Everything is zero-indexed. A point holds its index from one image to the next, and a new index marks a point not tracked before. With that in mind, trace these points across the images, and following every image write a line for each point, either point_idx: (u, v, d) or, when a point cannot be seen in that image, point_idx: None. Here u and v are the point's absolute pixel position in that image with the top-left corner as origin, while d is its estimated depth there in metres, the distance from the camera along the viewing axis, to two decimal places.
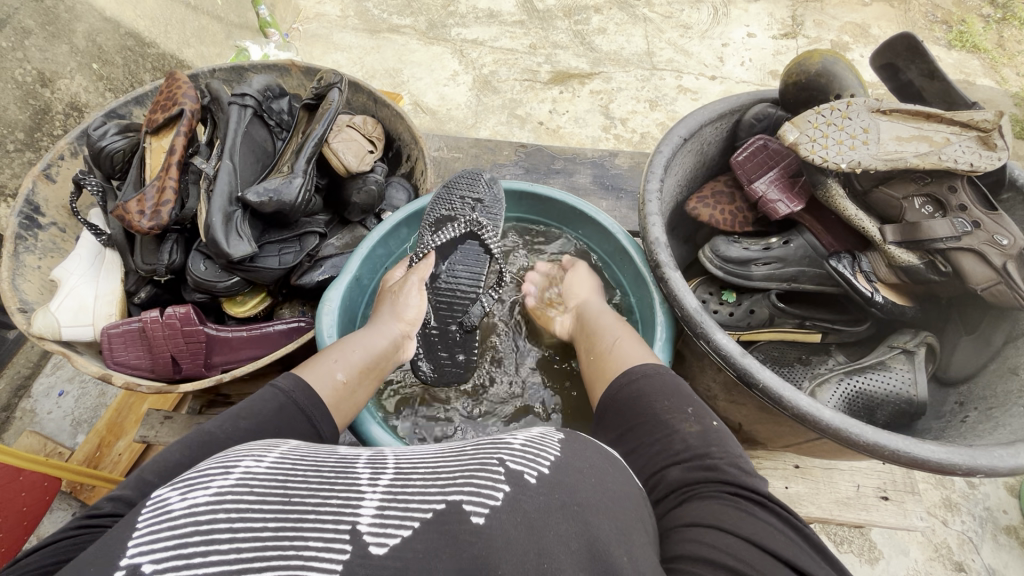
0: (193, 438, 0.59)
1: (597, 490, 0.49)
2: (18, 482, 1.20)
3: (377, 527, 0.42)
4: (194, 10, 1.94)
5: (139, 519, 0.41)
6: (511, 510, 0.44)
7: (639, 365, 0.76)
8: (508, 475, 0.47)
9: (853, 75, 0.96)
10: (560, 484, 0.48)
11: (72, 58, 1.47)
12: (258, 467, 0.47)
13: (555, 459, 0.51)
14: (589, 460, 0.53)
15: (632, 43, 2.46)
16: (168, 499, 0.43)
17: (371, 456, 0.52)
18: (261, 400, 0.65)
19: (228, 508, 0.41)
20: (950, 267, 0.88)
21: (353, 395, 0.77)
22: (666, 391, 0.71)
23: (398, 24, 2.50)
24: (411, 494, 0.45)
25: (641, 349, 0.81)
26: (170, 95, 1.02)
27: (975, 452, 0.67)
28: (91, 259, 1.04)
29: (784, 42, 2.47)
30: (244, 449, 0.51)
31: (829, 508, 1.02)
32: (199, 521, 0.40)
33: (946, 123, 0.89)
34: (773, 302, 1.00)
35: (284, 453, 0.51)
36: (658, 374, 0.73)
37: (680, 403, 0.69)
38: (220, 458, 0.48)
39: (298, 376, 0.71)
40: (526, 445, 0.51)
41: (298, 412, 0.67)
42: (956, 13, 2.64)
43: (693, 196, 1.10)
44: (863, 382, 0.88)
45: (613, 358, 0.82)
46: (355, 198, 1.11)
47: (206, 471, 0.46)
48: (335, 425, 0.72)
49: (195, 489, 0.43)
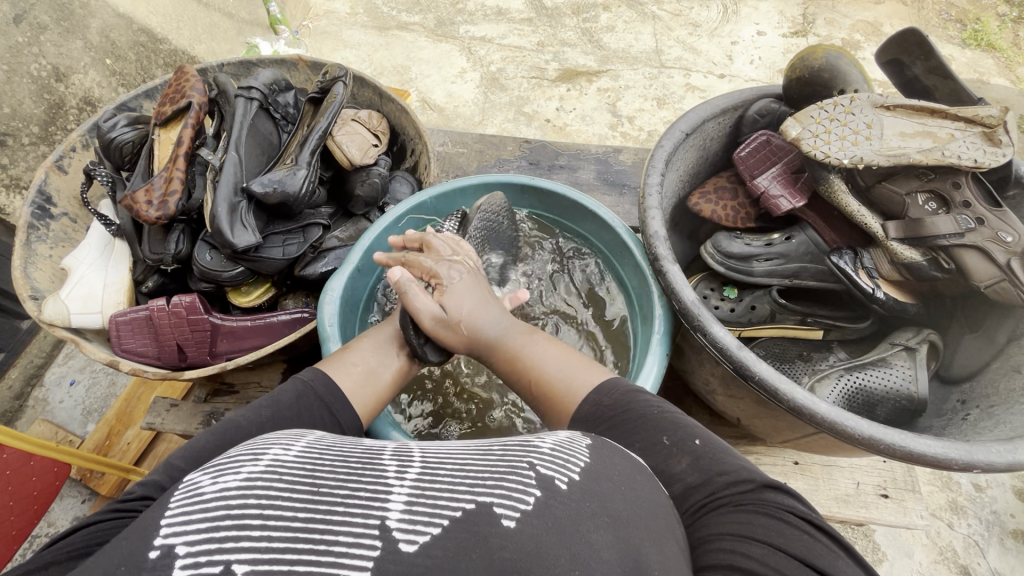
0: (219, 425, 0.61)
1: (623, 494, 0.49)
2: (28, 468, 1.19)
3: (406, 524, 0.41)
4: (206, 7, 1.97)
5: (172, 500, 0.43)
6: (543, 514, 0.44)
7: (600, 394, 0.68)
8: (539, 480, 0.46)
9: (858, 70, 0.96)
10: (590, 491, 0.47)
11: (86, 53, 1.50)
12: (286, 457, 0.47)
13: (586, 465, 0.50)
14: (617, 468, 0.52)
15: (640, 41, 2.46)
16: (200, 483, 0.44)
17: (396, 449, 0.52)
18: (282, 392, 0.67)
19: (259, 495, 0.42)
20: (953, 264, 0.87)
21: (375, 385, 0.76)
22: (634, 425, 0.63)
23: (406, 21, 2.52)
24: (441, 490, 0.45)
25: (585, 370, 0.73)
26: (178, 88, 1.04)
27: (973, 448, 0.67)
28: (101, 248, 1.06)
29: (794, 40, 2.45)
30: (273, 437, 0.52)
31: (828, 505, 1.02)
32: (231, 505, 0.41)
33: (950, 119, 0.88)
34: (775, 298, 0.99)
35: (311, 443, 0.51)
36: (620, 410, 0.65)
37: (655, 435, 0.62)
38: (249, 445, 0.49)
39: (317, 369, 0.73)
40: (555, 449, 0.51)
41: (316, 401, 0.68)
42: (970, 11, 2.61)
43: (695, 192, 1.10)
44: (863, 379, 0.88)
45: (560, 393, 0.71)
46: (359, 190, 1.12)
47: (238, 457, 0.47)
48: (358, 415, 0.72)
49: (226, 474, 0.44)
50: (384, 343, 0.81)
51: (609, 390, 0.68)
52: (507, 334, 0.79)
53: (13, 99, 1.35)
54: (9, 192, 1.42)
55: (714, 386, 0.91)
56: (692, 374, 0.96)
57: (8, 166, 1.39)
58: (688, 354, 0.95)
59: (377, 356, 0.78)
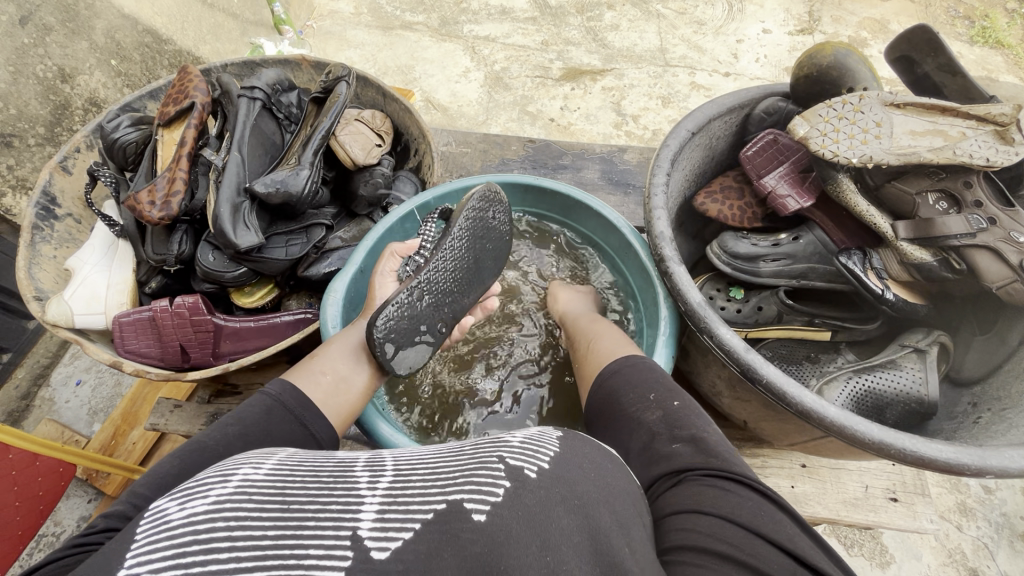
0: (186, 446, 0.60)
1: (597, 483, 0.48)
2: (34, 467, 1.20)
3: (378, 532, 0.41)
4: (211, 7, 1.97)
5: (138, 529, 0.42)
6: (512, 505, 0.43)
7: (616, 360, 0.77)
8: (509, 471, 0.46)
9: (867, 68, 0.95)
10: (560, 479, 0.46)
11: (92, 54, 1.50)
12: (256, 475, 0.47)
13: (555, 454, 0.49)
14: (588, 456, 0.51)
15: (645, 39, 2.44)
16: (167, 508, 0.43)
17: (370, 458, 0.51)
18: (249, 407, 0.67)
19: (227, 516, 0.41)
20: (965, 265, 0.85)
21: (346, 394, 0.77)
22: (635, 381, 0.70)
23: (410, 21, 2.51)
24: (412, 495, 0.44)
25: (618, 343, 0.82)
26: (182, 88, 1.04)
27: (986, 453, 0.66)
28: (104, 249, 1.06)
29: (801, 38, 2.43)
30: (243, 457, 0.51)
31: (836, 508, 1.00)
32: (198, 530, 0.40)
33: (961, 117, 0.86)
34: (783, 299, 0.98)
35: (282, 460, 0.51)
36: (631, 366, 0.73)
37: (644, 392, 0.68)
38: (218, 467, 0.49)
39: (285, 381, 0.73)
40: (525, 441, 0.50)
41: (285, 413, 0.68)
42: (979, 8, 2.58)
43: (701, 191, 1.09)
44: (873, 381, 0.87)
45: (592, 355, 0.83)
46: (362, 190, 1.12)
47: (205, 480, 0.46)
48: (330, 424, 0.73)
49: (194, 498, 0.44)
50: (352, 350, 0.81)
51: (625, 355, 0.76)
52: (591, 313, 0.98)
53: (19, 100, 1.36)
54: (15, 193, 1.43)
55: (720, 389, 0.90)
56: (697, 376, 0.95)
57: (14, 167, 1.40)
58: (694, 356, 0.94)
59: (347, 364, 0.79)
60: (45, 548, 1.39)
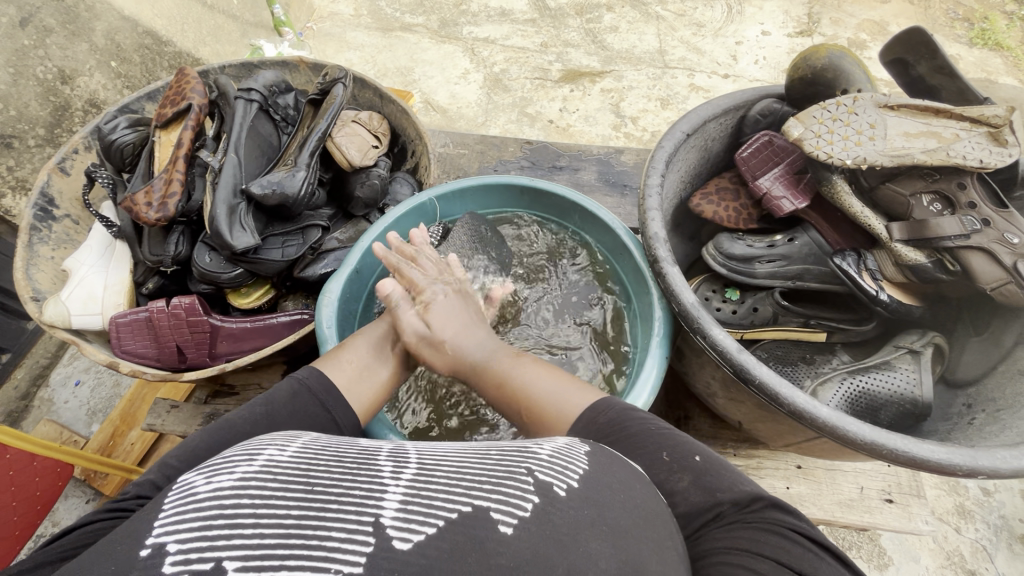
0: (216, 424, 0.62)
1: (622, 503, 0.48)
2: (32, 467, 1.21)
3: (400, 523, 0.41)
4: (211, 9, 1.98)
5: (167, 500, 0.43)
6: (539, 522, 0.43)
7: (588, 416, 0.65)
8: (537, 485, 0.46)
9: (861, 70, 0.95)
10: (590, 499, 0.47)
11: (91, 56, 1.51)
12: (280, 457, 0.47)
13: (584, 472, 0.50)
14: (617, 476, 0.51)
15: (644, 41, 2.45)
16: (194, 483, 0.44)
17: (392, 450, 0.51)
18: (277, 390, 0.68)
19: (253, 494, 0.42)
20: (959, 267, 0.85)
21: (371, 387, 0.76)
22: (635, 439, 0.61)
23: (410, 23, 2.52)
24: (436, 492, 0.44)
25: (576, 390, 0.69)
26: (179, 90, 1.04)
27: (977, 453, 0.66)
28: (102, 250, 1.07)
29: (799, 40, 2.43)
30: (268, 438, 0.52)
31: (831, 510, 1.00)
32: (224, 505, 0.41)
33: (955, 119, 0.87)
34: (777, 300, 0.99)
35: (306, 444, 0.51)
36: (625, 421, 0.63)
37: (654, 452, 0.60)
38: (245, 445, 0.50)
39: (313, 367, 0.74)
40: (554, 455, 0.51)
41: (312, 399, 0.68)
42: (978, 10, 2.58)
43: (696, 193, 1.09)
44: (867, 383, 0.87)
45: (549, 411, 0.68)
46: (359, 192, 1.12)
47: (233, 457, 0.47)
48: (353, 412, 0.72)
49: (221, 474, 0.44)
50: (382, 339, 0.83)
51: (606, 403, 0.66)
52: (492, 354, 0.79)
53: (19, 102, 1.36)
54: (15, 194, 1.43)
55: (715, 390, 0.90)
56: (692, 377, 0.96)
57: (14, 167, 1.40)
58: (688, 358, 0.94)
59: (371, 358, 0.79)
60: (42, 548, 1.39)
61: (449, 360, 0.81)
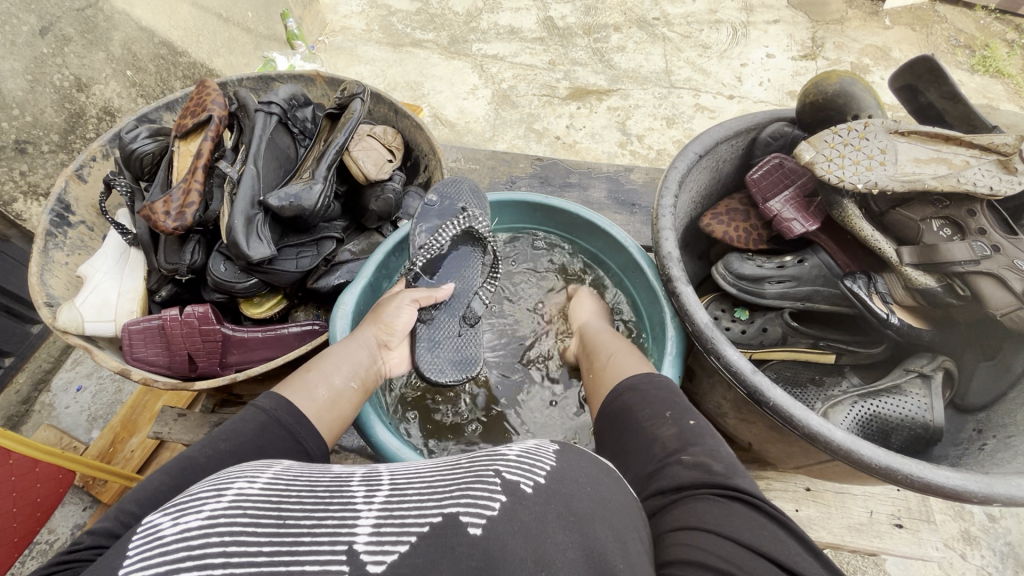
0: (173, 463, 0.57)
1: (593, 499, 0.48)
2: (34, 472, 1.20)
3: (373, 546, 0.41)
4: (227, 21, 2.00)
5: (131, 545, 0.41)
6: (509, 520, 0.43)
7: (629, 378, 0.75)
8: (505, 485, 0.46)
9: (871, 96, 0.97)
10: (557, 493, 0.47)
11: (108, 65, 1.53)
12: (250, 488, 0.46)
13: (551, 469, 0.50)
14: (585, 472, 0.51)
15: (651, 61, 2.49)
16: (160, 525, 0.42)
17: (366, 473, 0.51)
18: (241, 421, 0.64)
19: (223, 531, 0.41)
20: (969, 291, 0.86)
21: (338, 408, 0.76)
22: (652, 398, 0.69)
23: (420, 38, 2.56)
24: (408, 509, 0.44)
25: (636, 363, 0.81)
26: (200, 102, 1.06)
27: (992, 480, 0.66)
28: (116, 257, 1.08)
29: (803, 63, 2.47)
30: (237, 470, 0.50)
31: (840, 534, 1.00)
32: (191, 546, 0.39)
33: (965, 147, 0.88)
34: (788, 321, 0.99)
35: (277, 473, 0.50)
36: (648, 386, 0.72)
37: (684, 415, 0.66)
38: (212, 481, 0.48)
39: (277, 394, 0.70)
40: (522, 455, 0.51)
41: (281, 430, 0.66)
42: (979, 37, 2.63)
43: (707, 213, 1.10)
44: (877, 406, 0.87)
45: (609, 372, 0.82)
46: (373, 205, 1.14)
47: (200, 494, 0.45)
48: (322, 440, 0.71)
49: (188, 513, 0.43)
50: (347, 361, 0.82)
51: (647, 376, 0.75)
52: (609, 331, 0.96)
53: (35, 108, 1.38)
54: (27, 199, 1.45)
55: (725, 410, 0.91)
56: (702, 397, 0.96)
57: (27, 172, 1.42)
58: (700, 377, 0.94)
59: (341, 379, 0.79)
60: (38, 556, 1.38)
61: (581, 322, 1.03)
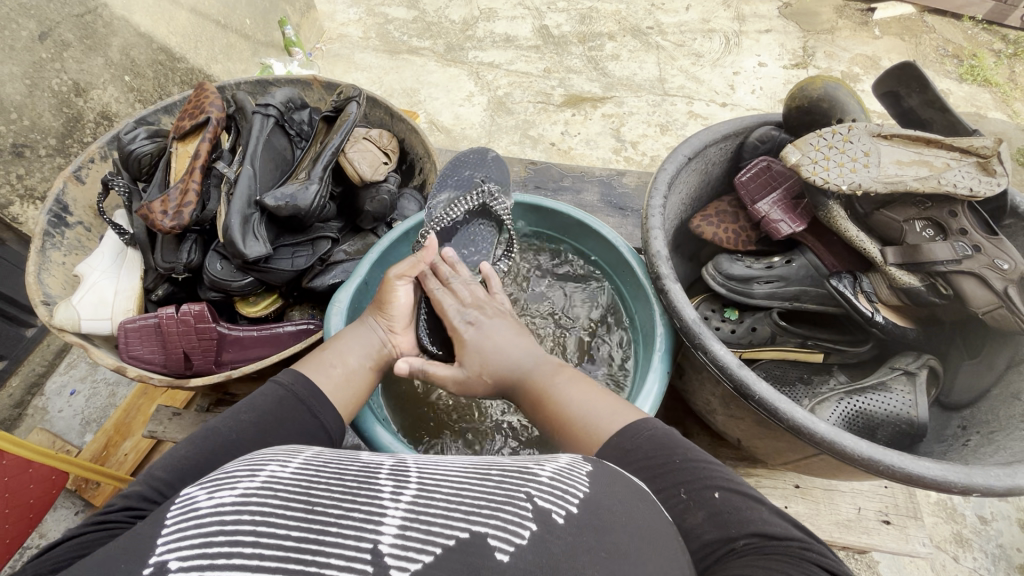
0: (199, 434, 0.61)
1: (630, 529, 0.47)
2: (27, 473, 1.27)
3: (398, 550, 0.40)
4: (225, 28, 2.02)
5: (168, 514, 0.43)
6: (536, 549, 0.42)
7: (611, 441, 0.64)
8: (536, 512, 0.45)
9: (854, 100, 0.99)
10: (591, 527, 0.45)
11: (106, 70, 1.55)
12: (282, 473, 0.47)
13: (585, 495, 0.48)
14: (622, 503, 0.50)
15: (644, 69, 2.53)
16: (196, 497, 0.44)
17: (393, 465, 0.50)
18: (262, 394, 0.68)
19: (253, 511, 0.42)
20: (951, 290, 0.88)
21: (353, 384, 0.77)
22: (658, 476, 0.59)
23: (417, 46, 2.59)
24: (435, 516, 0.43)
25: (602, 409, 0.68)
26: (198, 104, 1.08)
27: (972, 471, 0.67)
28: (113, 257, 1.09)
29: (795, 72, 2.51)
30: (271, 453, 0.51)
31: (829, 530, 1.01)
32: (224, 521, 0.40)
33: (946, 149, 0.91)
34: (777, 321, 1.00)
35: (307, 459, 0.51)
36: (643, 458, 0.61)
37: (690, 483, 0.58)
38: (247, 461, 0.49)
39: (297, 370, 0.73)
40: (556, 476, 0.50)
41: (299, 403, 0.69)
42: (967, 48, 2.68)
43: (697, 214, 1.13)
44: (863, 403, 0.89)
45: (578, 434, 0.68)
46: (368, 206, 1.15)
47: (234, 472, 0.47)
48: (339, 416, 0.73)
49: (222, 489, 0.44)
50: (361, 342, 0.83)
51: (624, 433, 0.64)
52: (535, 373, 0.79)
53: (33, 112, 1.39)
54: (23, 202, 1.46)
55: (714, 406, 0.92)
56: (692, 394, 0.97)
57: (24, 176, 1.43)
58: (689, 374, 0.95)
59: (357, 356, 0.81)
60: None
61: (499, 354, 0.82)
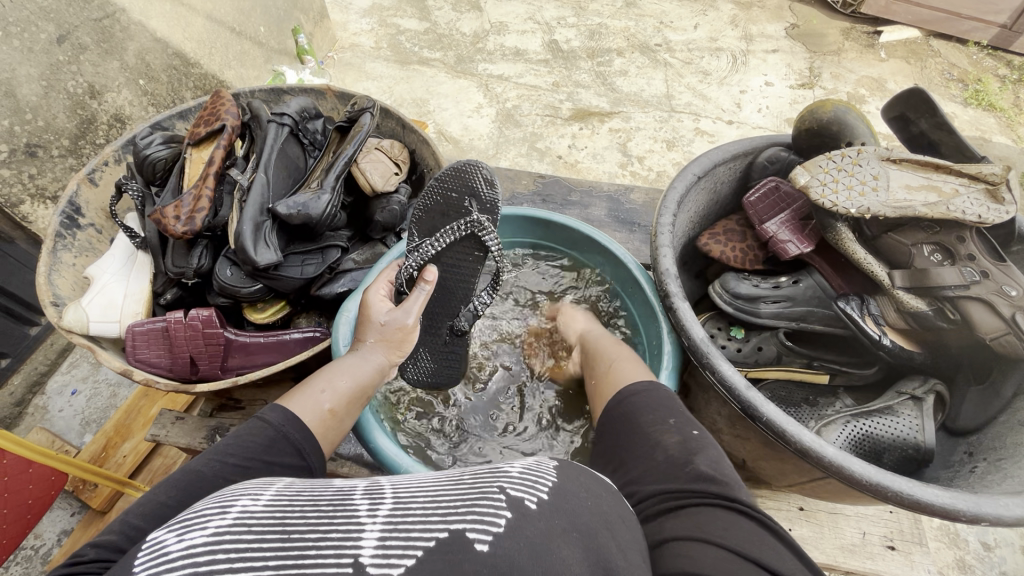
0: (181, 476, 0.58)
1: (592, 508, 0.49)
2: (27, 473, 1.20)
3: (380, 559, 0.40)
4: (239, 35, 2.05)
5: (136, 561, 0.41)
6: (513, 535, 0.43)
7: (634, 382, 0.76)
8: (510, 501, 0.46)
9: (864, 124, 1.00)
10: (559, 509, 0.47)
11: (121, 74, 1.57)
12: (255, 505, 0.45)
13: (554, 485, 0.50)
14: (584, 487, 0.51)
15: (652, 86, 2.55)
16: (164, 540, 0.42)
17: (368, 486, 0.49)
18: (249, 434, 0.65)
19: (228, 548, 0.40)
20: (959, 316, 0.88)
21: (340, 424, 0.76)
22: (655, 405, 0.70)
23: (427, 57, 2.63)
24: (413, 522, 0.43)
25: (638, 369, 0.82)
26: (214, 111, 1.09)
27: (980, 500, 0.67)
28: (124, 259, 1.09)
29: (801, 92, 2.53)
30: (240, 487, 0.49)
31: (833, 554, 1.00)
32: (198, 563, 0.39)
33: (954, 175, 0.91)
34: (783, 341, 1.01)
35: (281, 489, 0.49)
36: (653, 392, 0.73)
37: (662, 415, 0.68)
38: (217, 498, 0.47)
39: (286, 408, 0.70)
40: (525, 471, 0.50)
41: (288, 447, 0.66)
42: (972, 72, 2.71)
43: (705, 233, 1.13)
44: (871, 426, 0.88)
45: (611, 376, 0.82)
46: (378, 215, 1.16)
47: (205, 511, 0.44)
48: (323, 455, 0.71)
49: (192, 529, 0.42)
50: (352, 370, 0.82)
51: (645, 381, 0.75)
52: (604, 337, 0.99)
53: (47, 113, 1.41)
54: (33, 201, 1.46)
55: (719, 425, 0.92)
56: (698, 413, 0.97)
57: (35, 176, 1.44)
58: (695, 393, 0.96)
59: (349, 387, 0.79)
60: (21, 562, 1.36)
61: (580, 331, 1.06)
